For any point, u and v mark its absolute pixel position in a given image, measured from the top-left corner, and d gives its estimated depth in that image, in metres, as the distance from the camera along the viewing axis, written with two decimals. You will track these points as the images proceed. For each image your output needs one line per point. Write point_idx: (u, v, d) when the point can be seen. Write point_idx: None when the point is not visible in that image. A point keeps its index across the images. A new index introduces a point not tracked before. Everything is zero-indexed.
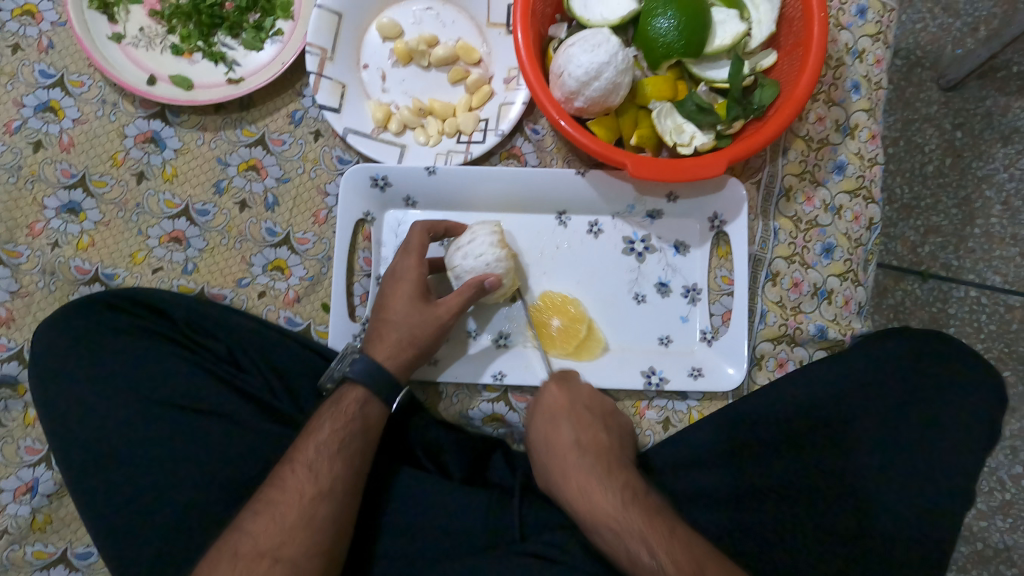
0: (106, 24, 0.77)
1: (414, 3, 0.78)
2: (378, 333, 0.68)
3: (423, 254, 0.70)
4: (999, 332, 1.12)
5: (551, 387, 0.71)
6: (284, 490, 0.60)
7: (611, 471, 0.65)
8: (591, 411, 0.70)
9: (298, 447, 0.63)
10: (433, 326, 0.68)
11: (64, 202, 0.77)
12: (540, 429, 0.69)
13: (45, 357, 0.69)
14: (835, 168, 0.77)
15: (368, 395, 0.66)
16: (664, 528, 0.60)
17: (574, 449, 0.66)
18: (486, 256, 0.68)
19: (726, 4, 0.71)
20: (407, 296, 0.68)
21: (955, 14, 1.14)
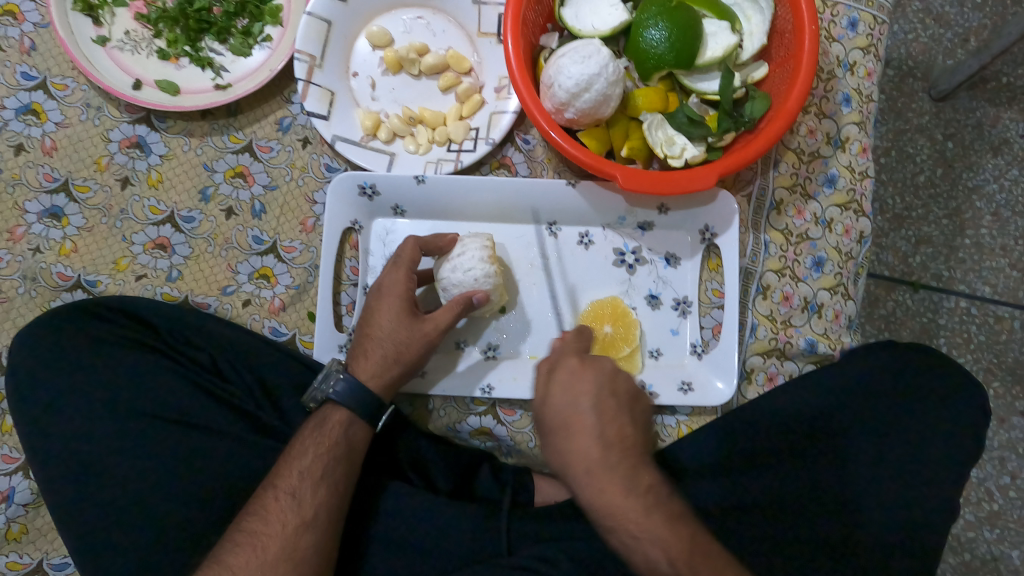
0: (91, 27, 0.77)
1: (405, 11, 0.78)
2: (362, 349, 0.68)
3: (412, 268, 0.69)
4: (988, 342, 1.12)
5: (570, 360, 0.61)
6: (266, 520, 0.59)
7: (636, 468, 0.58)
8: (613, 395, 0.60)
9: (280, 473, 0.62)
10: (420, 342, 0.67)
11: (47, 207, 0.76)
12: (561, 413, 0.59)
13: (23, 365, 0.68)
14: (826, 181, 0.76)
15: (351, 417, 0.66)
16: (686, 537, 0.57)
17: (597, 442, 0.58)
18: (475, 271, 0.67)
19: (718, 16, 0.70)
20: (393, 311, 0.67)
21: (946, 25, 1.14)
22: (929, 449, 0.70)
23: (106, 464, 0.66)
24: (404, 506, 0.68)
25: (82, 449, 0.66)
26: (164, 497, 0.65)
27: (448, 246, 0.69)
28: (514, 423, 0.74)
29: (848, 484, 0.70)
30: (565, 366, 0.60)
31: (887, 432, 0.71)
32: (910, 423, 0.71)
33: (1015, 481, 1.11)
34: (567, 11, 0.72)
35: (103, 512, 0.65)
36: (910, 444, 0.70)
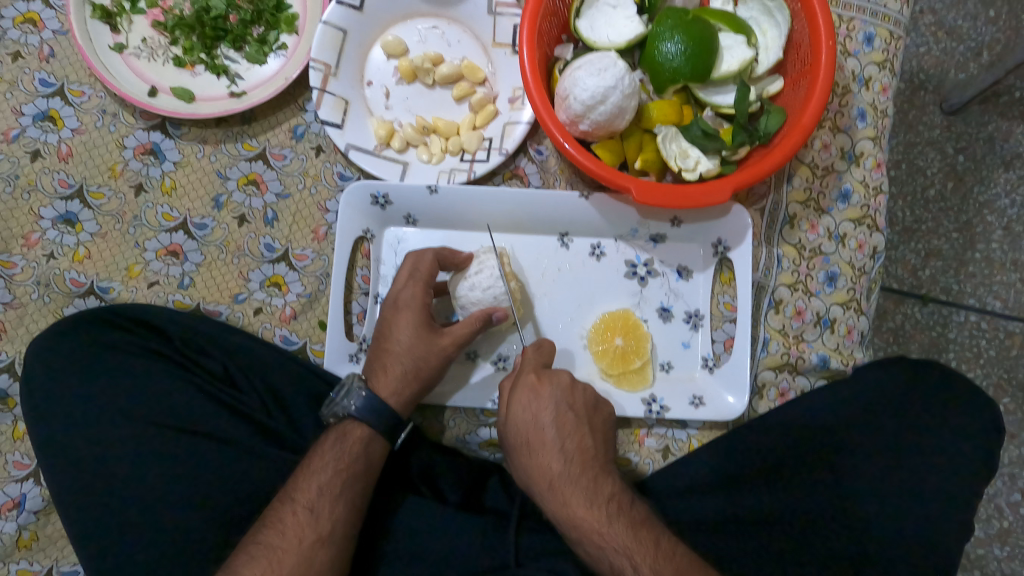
0: (108, 34, 0.77)
1: (420, 20, 0.78)
2: (381, 364, 0.68)
3: (429, 282, 0.69)
4: (999, 357, 1.11)
5: (525, 373, 0.66)
6: (283, 534, 0.60)
7: (596, 480, 0.63)
8: (574, 410, 0.65)
9: (299, 486, 0.63)
10: (439, 357, 0.67)
11: (61, 213, 0.76)
12: (521, 429, 0.64)
13: (42, 371, 0.69)
14: (840, 196, 0.76)
15: (371, 434, 0.66)
16: (650, 541, 0.60)
17: (558, 458, 0.63)
18: (495, 288, 0.68)
19: (735, 29, 0.70)
20: (412, 326, 0.67)
21: (958, 39, 1.14)
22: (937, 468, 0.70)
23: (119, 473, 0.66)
24: (414, 517, 0.68)
25: (95, 457, 0.67)
26: (173, 506, 0.66)
27: (465, 263, 0.70)
28: None
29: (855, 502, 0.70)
30: (522, 382, 0.65)
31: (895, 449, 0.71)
32: (918, 441, 0.71)
33: None
34: (582, 23, 0.72)
35: (115, 521, 0.65)
36: (918, 462, 0.70)
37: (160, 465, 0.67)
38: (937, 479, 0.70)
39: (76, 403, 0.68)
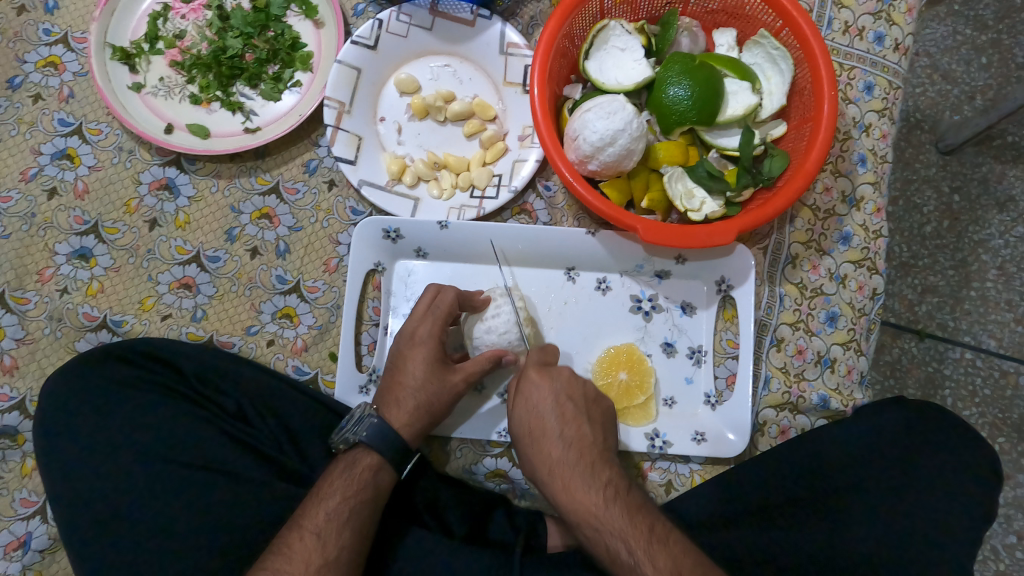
0: (127, 74, 0.79)
1: (432, 59, 0.80)
2: (394, 397, 0.68)
3: (446, 321, 0.70)
4: (994, 397, 1.12)
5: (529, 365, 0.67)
6: (290, 559, 0.60)
7: (595, 465, 0.63)
8: (574, 401, 0.66)
9: (307, 513, 0.63)
10: (452, 393, 0.68)
11: (75, 248, 0.77)
12: (523, 419, 0.66)
13: (54, 408, 0.70)
14: (841, 238, 0.78)
15: (380, 462, 0.66)
16: (645, 527, 0.59)
17: (556, 445, 0.63)
18: (510, 334, 0.70)
19: (740, 76, 0.73)
20: (426, 361, 0.68)
21: (953, 82, 1.17)
22: (938, 507, 0.70)
23: (129, 510, 0.67)
24: (420, 550, 0.68)
25: (104, 493, 0.68)
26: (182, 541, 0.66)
27: (482, 306, 0.71)
28: None
29: (860, 541, 0.70)
30: (526, 374, 0.67)
31: (896, 487, 0.72)
32: (919, 478, 0.72)
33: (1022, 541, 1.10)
34: (591, 65, 0.74)
35: (122, 554, 0.66)
36: (918, 501, 0.71)
37: (169, 501, 0.67)
38: (939, 518, 0.70)
39: (88, 437, 0.69)
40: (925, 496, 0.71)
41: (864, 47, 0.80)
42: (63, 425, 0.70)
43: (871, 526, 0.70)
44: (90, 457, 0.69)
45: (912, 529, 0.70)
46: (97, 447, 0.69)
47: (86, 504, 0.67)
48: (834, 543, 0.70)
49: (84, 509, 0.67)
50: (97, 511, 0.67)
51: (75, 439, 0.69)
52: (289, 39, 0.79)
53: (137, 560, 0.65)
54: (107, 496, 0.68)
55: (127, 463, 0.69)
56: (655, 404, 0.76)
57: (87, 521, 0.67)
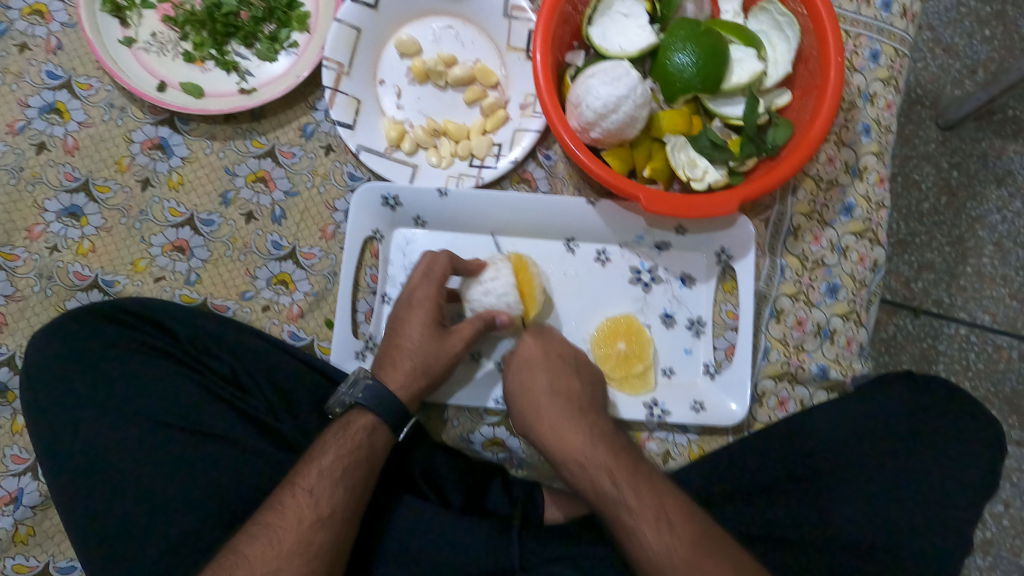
0: (118, 28, 0.77)
1: (434, 20, 0.78)
2: (391, 359, 0.68)
3: (443, 285, 0.69)
4: (986, 371, 1.13)
5: (539, 379, 0.68)
6: (283, 514, 0.60)
7: (582, 411, 0.66)
8: (565, 359, 0.70)
9: (300, 470, 0.63)
10: (449, 356, 0.68)
11: (66, 206, 0.76)
12: (562, 446, 0.65)
13: (54, 367, 0.70)
14: (843, 210, 0.77)
15: (375, 423, 0.66)
16: (629, 466, 0.62)
17: (602, 474, 0.62)
18: (508, 296, 0.68)
19: (746, 43, 0.71)
20: (423, 324, 0.68)
21: (955, 56, 1.15)
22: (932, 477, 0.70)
23: (122, 467, 0.67)
24: (417, 516, 0.68)
25: (100, 450, 0.67)
26: (178, 500, 0.66)
27: (479, 270, 0.70)
28: None
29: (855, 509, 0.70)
30: (546, 390, 0.67)
31: (892, 458, 0.71)
32: (914, 447, 0.72)
33: (1007, 511, 1.13)
34: (594, 31, 0.73)
35: (119, 511, 0.66)
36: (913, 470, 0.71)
37: (165, 461, 0.67)
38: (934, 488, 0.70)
39: (85, 394, 0.69)
40: (921, 463, 0.71)
41: (871, 15, 0.79)
42: (60, 380, 0.70)
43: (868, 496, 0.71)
44: (87, 414, 0.69)
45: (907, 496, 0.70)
46: (92, 402, 0.69)
47: (84, 461, 0.67)
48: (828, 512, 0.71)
49: (81, 466, 0.67)
50: (94, 469, 0.67)
51: (72, 396, 0.69)
52: None
53: (137, 518, 0.66)
54: (104, 452, 0.68)
55: (122, 422, 0.68)
56: (654, 374, 0.76)
57: (86, 476, 0.67)
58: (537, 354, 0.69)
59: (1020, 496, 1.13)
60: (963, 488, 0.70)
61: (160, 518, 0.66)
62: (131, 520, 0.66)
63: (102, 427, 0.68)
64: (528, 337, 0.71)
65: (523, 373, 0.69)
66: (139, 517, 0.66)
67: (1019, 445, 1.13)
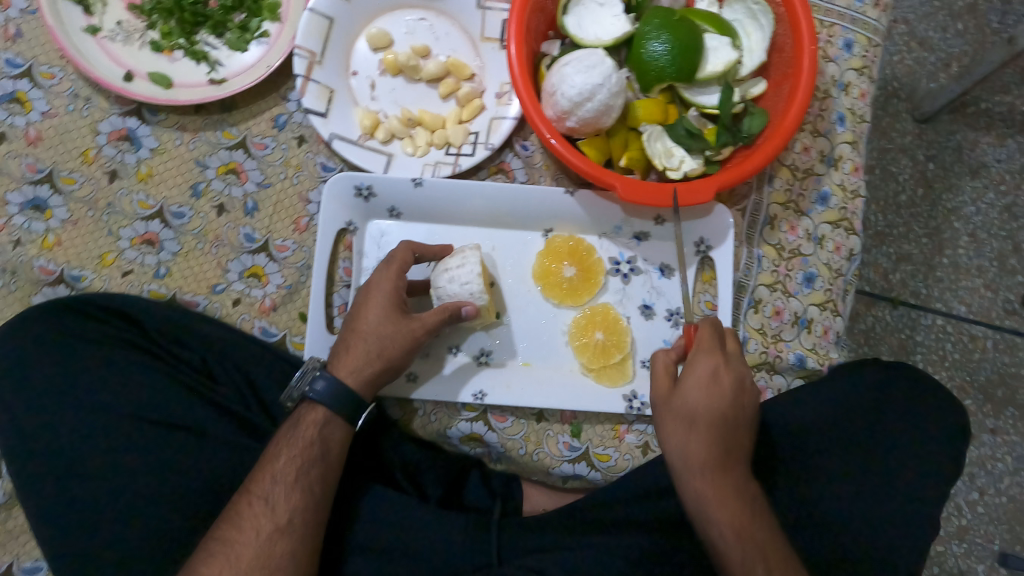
0: (81, 16, 0.75)
1: (408, 12, 0.77)
2: (345, 344, 0.67)
3: (404, 270, 0.68)
4: (962, 360, 1.14)
5: (699, 447, 0.60)
6: (241, 527, 0.61)
7: None
8: None
9: (254, 477, 0.63)
10: (405, 339, 0.66)
11: (29, 198, 0.74)
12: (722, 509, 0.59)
13: (23, 362, 0.69)
14: (819, 199, 0.77)
15: (327, 416, 0.65)
16: None
17: (723, 533, 0.59)
18: (472, 284, 0.68)
19: (719, 30, 0.70)
20: (381, 307, 0.67)
21: (931, 49, 1.16)
22: (894, 467, 0.74)
23: (95, 465, 0.67)
24: (393, 508, 0.70)
25: (74, 448, 0.67)
26: (152, 497, 0.67)
27: (445, 255, 0.70)
28: (505, 431, 0.73)
29: (818, 496, 0.74)
30: (707, 457, 0.60)
31: (859, 449, 0.75)
32: (881, 437, 0.75)
33: (982, 498, 1.14)
34: (569, 20, 0.72)
35: (92, 507, 0.66)
36: (875, 460, 0.74)
37: (141, 457, 0.68)
38: (899, 475, 0.73)
39: (55, 389, 0.69)
40: (887, 454, 0.74)
41: (844, 5, 0.79)
42: (30, 375, 0.69)
43: (832, 483, 0.74)
44: (60, 410, 0.68)
45: (873, 487, 0.73)
46: (63, 397, 0.69)
47: (57, 458, 0.67)
48: (799, 501, 0.73)
49: (54, 463, 0.67)
50: (68, 467, 0.67)
51: (43, 391, 0.69)
52: None
53: (111, 514, 0.66)
54: (76, 448, 0.67)
55: (96, 418, 0.68)
56: (632, 365, 0.74)
57: (59, 473, 0.67)
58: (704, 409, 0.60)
59: (995, 483, 1.14)
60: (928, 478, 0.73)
61: (135, 514, 0.66)
62: (105, 519, 0.66)
63: (77, 423, 0.68)
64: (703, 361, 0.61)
65: (694, 429, 0.60)
66: (112, 514, 0.66)
67: (994, 432, 1.14)
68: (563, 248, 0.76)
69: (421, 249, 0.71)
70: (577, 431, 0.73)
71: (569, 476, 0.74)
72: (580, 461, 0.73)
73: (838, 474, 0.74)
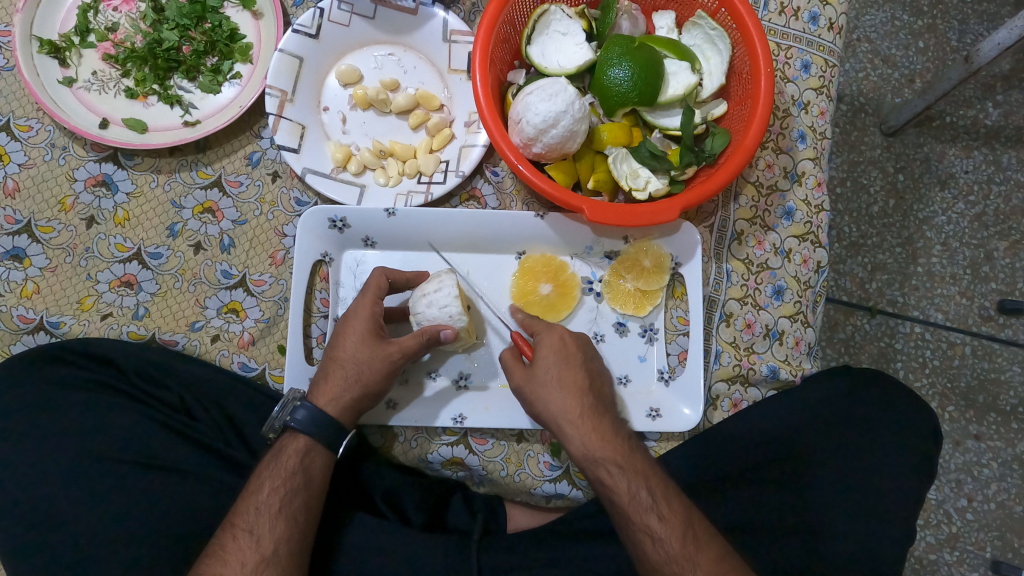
0: (57, 69, 0.77)
1: (376, 49, 0.79)
2: (325, 371, 0.68)
3: (380, 295, 0.70)
4: (942, 367, 1.16)
5: (568, 400, 0.65)
6: (225, 561, 0.61)
7: (566, 361, 0.68)
8: (567, 343, 0.69)
9: (238, 510, 0.63)
10: (383, 363, 0.66)
11: (8, 248, 0.74)
12: (603, 446, 0.64)
13: (5, 414, 0.69)
14: (784, 214, 0.79)
15: (309, 445, 0.66)
16: (597, 407, 0.66)
17: (610, 470, 0.63)
18: (450, 306, 0.68)
19: (679, 56, 0.73)
20: (358, 334, 0.68)
21: (893, 66, 1.20)
22: (871, 467, 0.75)
23: (75, 512, 0.67)
24: (375, 537, 0.70)
25: (55, 493, 0.68)
26: (133, 538, 0.67)
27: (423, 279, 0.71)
28: (486, 453, 0.74)
29: (799, 504, 0.75)
30: (579, 406, 0.65)
31: (837, 454, 0.76)
32: (864, 443, 0.76)
33: (971, 504, 1.15)
34: (533, 50, 0.74)
35: (75, 551, 0.66)
36: (853, 464, 0.76)
37: (121, 503, 0.68)
38: (875, 479, 0.75)
39: (36, 437, 0.69)
40: (868, 460, 0.76)
41: (800, 27, 0.82)
42: (12, 423, 0.69)
43: (810, 490, 0.75)
44: (42, 458, 0.68)
45: (852, 492, 0.75)
46: (45, 444, 0.69)
47: (37, 506, 0.67)
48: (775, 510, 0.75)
49: (35, 510, 0.67)
50: (48, 514, 0.67)
51: (22, 439, 0.69)
52: (226, 31, 0.78)
53: (94, 559, 0.66)
54: (56, 495, 0.68)
55: (79, 462, 0.68)
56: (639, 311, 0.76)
57: (40, 520, 0.67)
58: (560, 368, 0.67)
59: (982, 488, 1.15)
60: (904, 480, 0.74)
61: (118, 558, 0.66)
62: (87, 565, 0.66)
63: (58, 469, 0.68)
64: (549, 334, 0.69)
65: (559, 385, 0.66)
66: (94, 559, 0.66)
67: (978, 438, 1.16)
68: (536, 267, 0.78)
69: (394, 274, 0.72)
70: (557, 450, 0.74)
71: (551, 496, 0.75)
72: (561, 480, 0.74)
73: (817, 479, 0.75)
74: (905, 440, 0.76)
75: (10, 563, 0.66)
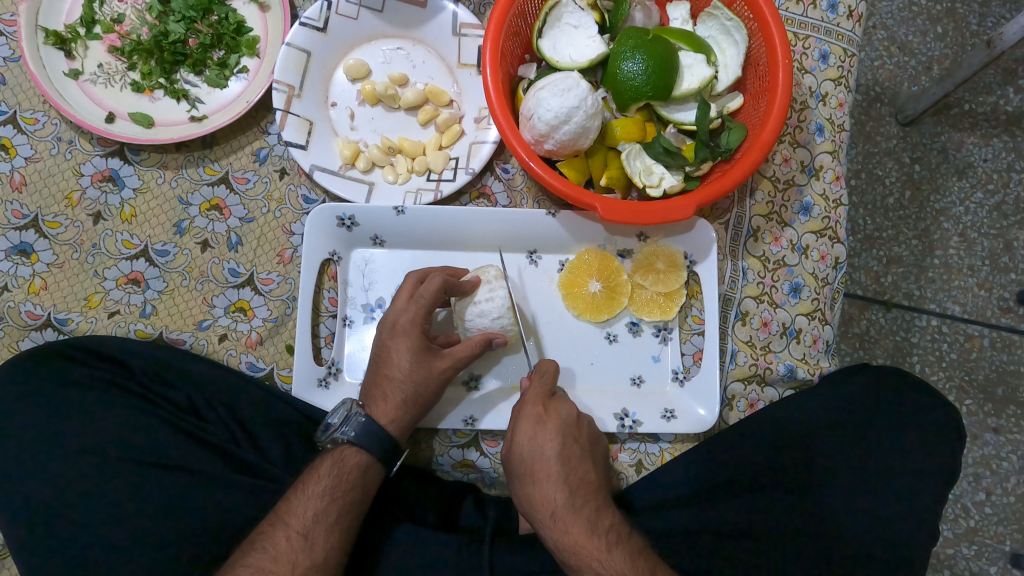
0: (63, 60, 0.76)
1: (384, 42, 0.78)
2: (381, 391, 0.68)
3: (433, 308, 0.68)
4: (960, 361, 1.14)
5: (542, 491, 0.64)
6: (276, 559, 0.60)
7: (541, 446, 0.65)
8: (547, 424, 0.66)
9: (292, 509, 0.63)
10: (438, 380, 0.67)
11: (15, 244, 0.74)
12: (576, 544, 0.62)
13: (15, 410, 0.69)
14: (801, 209, 0.77)
15: (369, 462, 0.66)
16: (574, 499, 0.64)
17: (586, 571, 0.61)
18: (503, 319, 0.69)
19: (694, 48, 0.71)
20: (412, 352, 0.67)
21: (910, 53, 1.17)
22: (890, 468, 0.73)
23: (86, 510, 0.67)
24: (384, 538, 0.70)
25: (65, 491, 0.68)
26: (141, 537, 0.67)
27: (471, 289, 0.69)
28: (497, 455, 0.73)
29: (814, 505, 0.73)
30: (553, 500, 0.63)
31: (855, 454, 0.74)
32: (884, 443, 0.74)
33: (989, 498, 1.13)
34: (544, 43, 0.72)
35: (85, 548, 0.66)
36: (872, 464, 0.74)
37: (130, 501, 0.68)
38: (894, 479, 0.73)
39: (45, 434, 0.69)
40: (886, 461, 0.74)
41: (818, 16, 0.79)
42: (21, 420, 0.69)
43: (826, 491, 0.74)
44: (52, 455, 0.68)
45: (869, 493, 0.73)
46: (54, 441, 0.69)
47: (47, 504, 0.67)
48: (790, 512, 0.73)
49: (46, 508, 0.67)
50: (59, 512, 0.67)
51: (32, 436, 0.69)
52: (233, 23, 0.77)
53: (104, 558, 0.66)
54: (67, 492, 0.68)
55: (89, 460, 0.68)
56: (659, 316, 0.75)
57: (51, 518, 0.67)
58: (537, 457, 0.65)
59: (1001, 482, 1.14)
60: (923, 481, 0.73)
61: (128, 557, 0.66)
62: (98, 563, 0.66)
63: (68, 466, 0.68)
64: (528, 412, 0.67)
65: (534, 475, 0.64)
66: (104, 558, 0.66)
67: (997, 432, 1.14)
68: (592, 263, 0.76)
69: (452, 285, 0.68)
70: None
71: None
72: None
73: (834, 480, 0.74)
74: (925, 441, 0.74)
75: (21, 561, 0.66)
